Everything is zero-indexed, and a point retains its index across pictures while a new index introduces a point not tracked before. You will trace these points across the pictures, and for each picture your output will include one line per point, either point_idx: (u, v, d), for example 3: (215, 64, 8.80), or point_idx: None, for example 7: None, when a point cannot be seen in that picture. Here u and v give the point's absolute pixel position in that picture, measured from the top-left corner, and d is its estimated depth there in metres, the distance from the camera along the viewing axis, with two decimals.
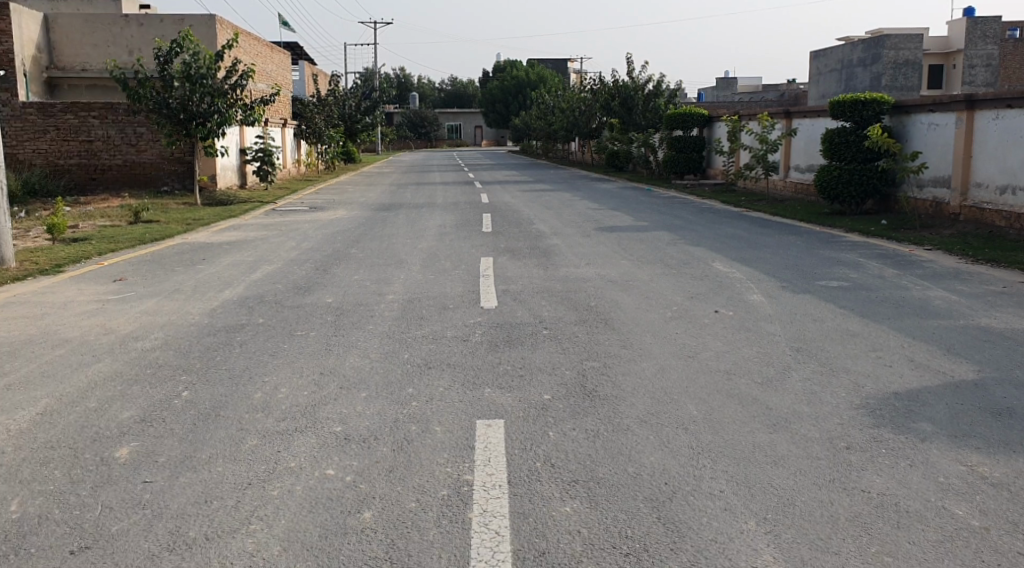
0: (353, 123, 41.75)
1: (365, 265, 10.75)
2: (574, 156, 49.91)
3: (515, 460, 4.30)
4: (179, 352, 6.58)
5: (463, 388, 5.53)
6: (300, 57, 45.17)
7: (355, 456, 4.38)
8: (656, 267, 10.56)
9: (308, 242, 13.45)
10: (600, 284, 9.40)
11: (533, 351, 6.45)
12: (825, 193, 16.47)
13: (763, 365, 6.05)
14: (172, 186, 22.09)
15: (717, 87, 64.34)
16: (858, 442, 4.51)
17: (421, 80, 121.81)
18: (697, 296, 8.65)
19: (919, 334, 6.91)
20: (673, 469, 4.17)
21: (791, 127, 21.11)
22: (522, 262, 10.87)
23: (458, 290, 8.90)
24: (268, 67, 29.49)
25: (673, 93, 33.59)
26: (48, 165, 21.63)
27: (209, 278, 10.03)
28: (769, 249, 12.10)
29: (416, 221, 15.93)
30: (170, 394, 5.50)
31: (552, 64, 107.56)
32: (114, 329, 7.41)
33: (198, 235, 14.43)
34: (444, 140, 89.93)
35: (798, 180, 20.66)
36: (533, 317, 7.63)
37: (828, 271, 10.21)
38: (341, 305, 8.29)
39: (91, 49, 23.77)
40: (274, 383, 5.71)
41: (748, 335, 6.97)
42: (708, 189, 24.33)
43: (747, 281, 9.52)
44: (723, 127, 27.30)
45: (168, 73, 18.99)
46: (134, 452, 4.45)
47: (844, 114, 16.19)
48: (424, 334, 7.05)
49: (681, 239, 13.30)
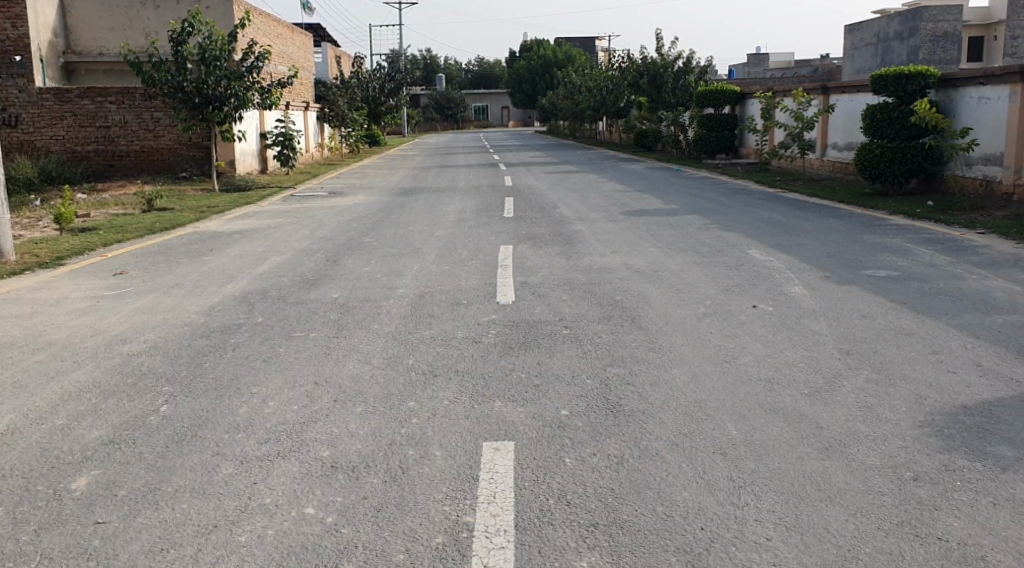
0: (376, 105, 41.28)
1: (378, 256, 10.18)
2: (603, 136, 48.93)
3: (525, 496, 3.69)
4: (166, 357, 6.07)
5: (469, 402, 4.93)
6: (323, 39, 44.66)
7: (339, 491, 3.81)
8: (687, 256, 9.86)
9: (322, 230, 12.93)
10: (626, 275, 8.75)
11: (550, 356, 5.83)
12: (868, 173, 15.59)
13: (809, 373, 5.37)
14: (190, 172, 21.74)
15: (749, 64, 62.38)
16: (927, 471, 3.83)
17: (448, 62, 121.14)
18: (732, 289, 7.95)
19: (984, 333, 6.17)
20: (711, 509, 3.54)
21: (828, 103, 20.16)
22: (543, 251, 10.22)
23: (474, 283, 8.29)
24: (288, 48, 28.94)
25: (703, 70, 32.49)
26: (65, 153, 21.42)
27: (212, 270, 9.54)
28: (808, 234, 11.33)
29: (436, 207, 15.34)
30: (148, 408, 5.00)
31: (579, 43, 106.09)
32: (102, 329, 6.93)
33: (210, 223, 14.01)
34: (471, 121, 89.26)
35: (836, 158, 19.75)
36: (552, 314, 7.00)
37: (875, 258, 9.44)
38: (347, 301, 7.73)
39: (107, 32, 23.37)
40: (264, 395, 5.18)
41: (791, 335, 6.28)
42: (741, 169, 23.45)
43: (786, 271, 8.80)
44: (756, 104, 26.32)
45: (181, 55, 18.48)
46: (92, 484, 3.95)
47: (887, 90, 15.26)
48: (433, 334, 6.47)
49: (713, 224, 12.56)
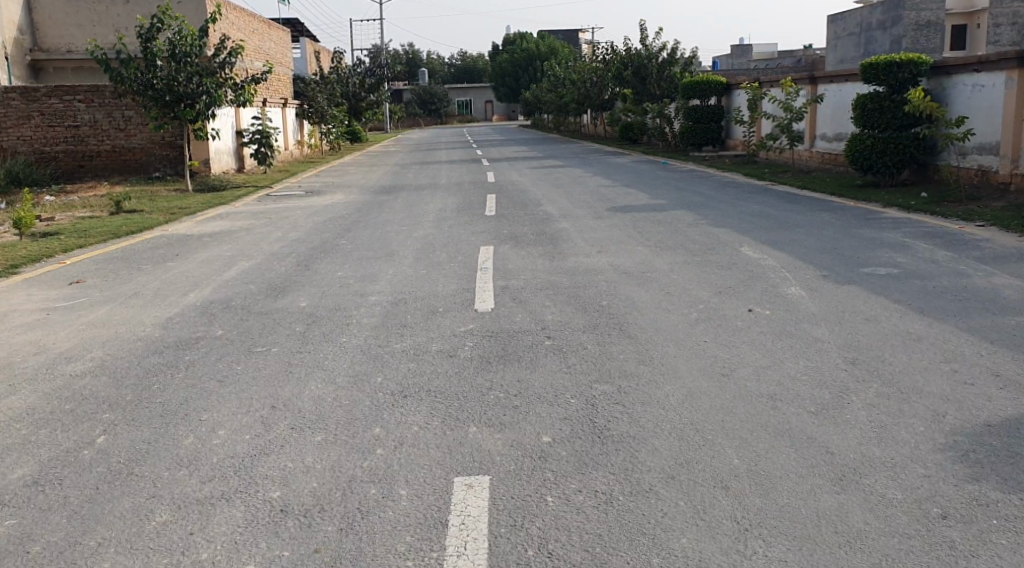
0: (357, 101, 40.64)
1: (352, 259, 9.66)
2: (588, 129, 48.41)
3: (500, 547, 3.22)
4: (112, 379, 5.52)
5: (441, 428, 4.43)
6: (302, 34, 43.87)
7: (288, 543, 3.32)
8: (677, 255, 9.39)
9: (296, 231, 12.38)
10: (613, 277, 8.27)
11: (531, 371, 5.34)
12: (859, 164, 15.17)
13: (814, 387, 4.91)
14: (164, 172, 21.08)
15: (733, 55, 61.83)
16: (957, 508, 3.39)
17: (432, 57, 120.21)
18: (726, 291, 7.50)
19: (998, 338, 5.73)
20: (714, 561, 3.08)
21: (817, 93, 19.75)
22: (525, 252, 9.73)
23: (451, 289, 7.80)
24: (264, 44, 28.25)
25: (688, 61, 32.02)
26: (33, 154, 20.74)
27: (175, 278, 8.98)
28: (802, 229, 10.89)
29: (415, 205, 14.82)
30: (81, 440, 4.47)
31: (562, 36, 105.38)
32: (47, 347, 6.36)
33: (179, 225, 13.43)
34: (455, 116, 88.50)
35: (825, 150, 19.36)
36: (534, 323, 6.51)
37: (872, 254, 9.01)
38: (315, 311, 7.21)
39: (76, 29, 22.59)
40: (214, 422, 4.67)
41: (791, 343, 5.82)
42: (728, 161, 23.04)
43: (782, 270, 8.34)
44: (742, 95, 25.90)
45: (150, 51, 17.83)
46: (3, 537, 3.44)
47: (878, 79, 14.82)
48: (405, 348, 5.98)
49: (703, 220, 12.12)
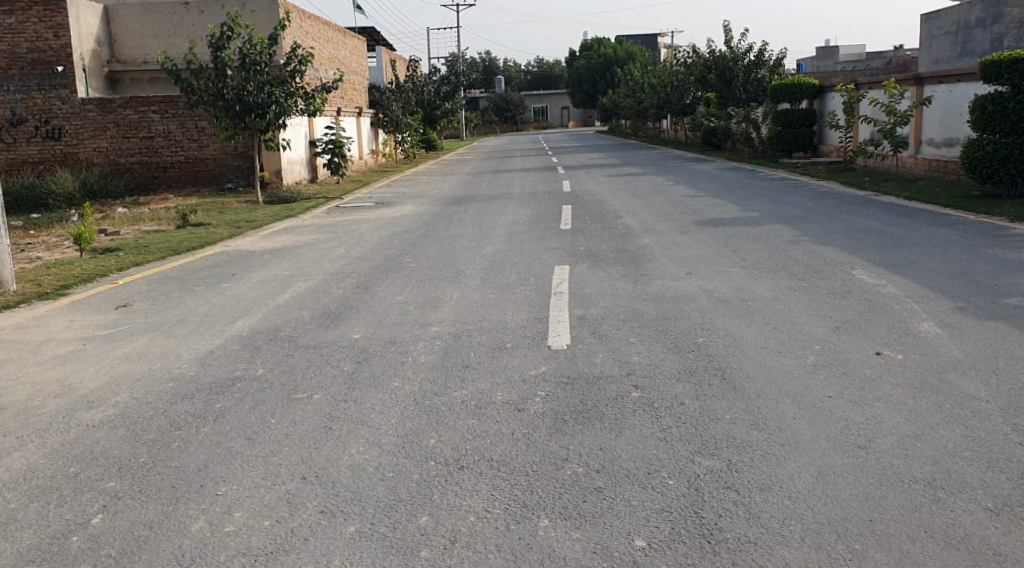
0: (432, 109, 40.21)
1: (416, 281, 8.87)
2: (667, 134, 47.03)
3: None
4: (130, 431, 4.75)
5: (505, 522, 3.52)
6: (377, 43, 43.84)
7: None
8: (780, 279, 8.27)
9: (361, 247, 11.68)
10: (708, 306, 7.22)
11: (615, 436, 4.36)
12: (978, 172, 13.61)
13: (986, 469, 3.81)
14: (236, 183, 20.97)
15: (817, 57, 59.18)
16: None
17: (508, 64, 120.08)
18: (846, 327, 6.35)
19: None
20: None
21: (923, 94, 18.16)
22: (606, 273, 8.77)
23: (522, 319, 6.90)
24: (338, 53, 28.08)
25: (776, 63, 30.45)
26: (109, 165, 20.79)
27: (225, 302, 8.33)
28: (920, 248, 9.59)
29: (487, 217, 13.99)
30: (74, 520, 3.69)
31: (641, 40, 103.77)
32: (71, 387, 5.65)
33: (241, 241, 12.92)
34: (531, 122, 87.90)
35: (932, 155, 17.81)
36: (619, 367, 5.52)
37: (1012, 281, 7.70)
38: (369, 345, 6.40)
39: (151, 40, 22.76)
40: (234, 498, 3.86)
41: (939, 401, 4.69)
42: (822, 168, 21.58)
43: (907, 299, 7.16)
44: (836, 97, 24.23)
45: (220, 61, 17.47)
46: None
47: (1002, 78, 13.21)
48: (464, 396, 5.10)
49: (802, 235, 10.93)
